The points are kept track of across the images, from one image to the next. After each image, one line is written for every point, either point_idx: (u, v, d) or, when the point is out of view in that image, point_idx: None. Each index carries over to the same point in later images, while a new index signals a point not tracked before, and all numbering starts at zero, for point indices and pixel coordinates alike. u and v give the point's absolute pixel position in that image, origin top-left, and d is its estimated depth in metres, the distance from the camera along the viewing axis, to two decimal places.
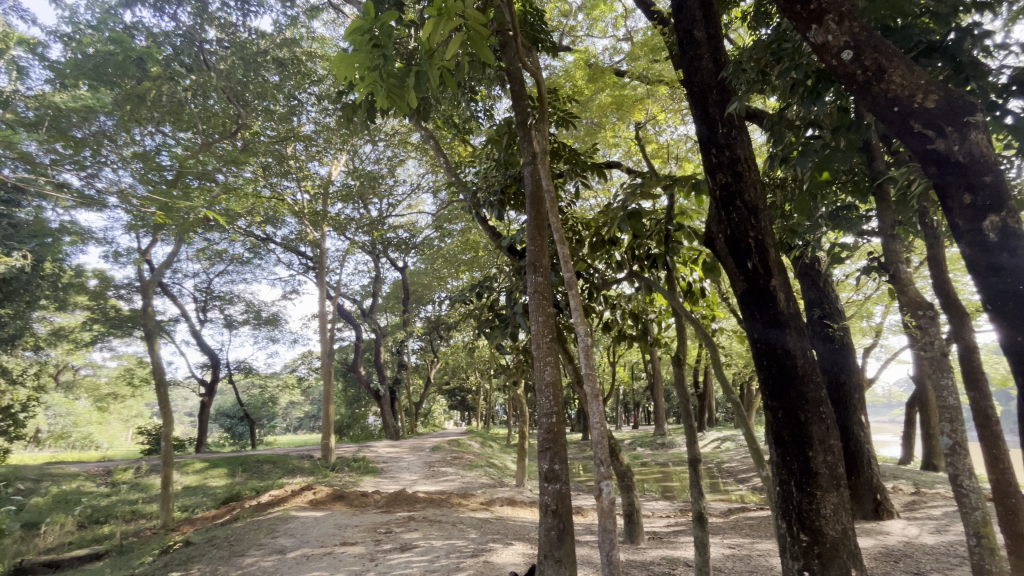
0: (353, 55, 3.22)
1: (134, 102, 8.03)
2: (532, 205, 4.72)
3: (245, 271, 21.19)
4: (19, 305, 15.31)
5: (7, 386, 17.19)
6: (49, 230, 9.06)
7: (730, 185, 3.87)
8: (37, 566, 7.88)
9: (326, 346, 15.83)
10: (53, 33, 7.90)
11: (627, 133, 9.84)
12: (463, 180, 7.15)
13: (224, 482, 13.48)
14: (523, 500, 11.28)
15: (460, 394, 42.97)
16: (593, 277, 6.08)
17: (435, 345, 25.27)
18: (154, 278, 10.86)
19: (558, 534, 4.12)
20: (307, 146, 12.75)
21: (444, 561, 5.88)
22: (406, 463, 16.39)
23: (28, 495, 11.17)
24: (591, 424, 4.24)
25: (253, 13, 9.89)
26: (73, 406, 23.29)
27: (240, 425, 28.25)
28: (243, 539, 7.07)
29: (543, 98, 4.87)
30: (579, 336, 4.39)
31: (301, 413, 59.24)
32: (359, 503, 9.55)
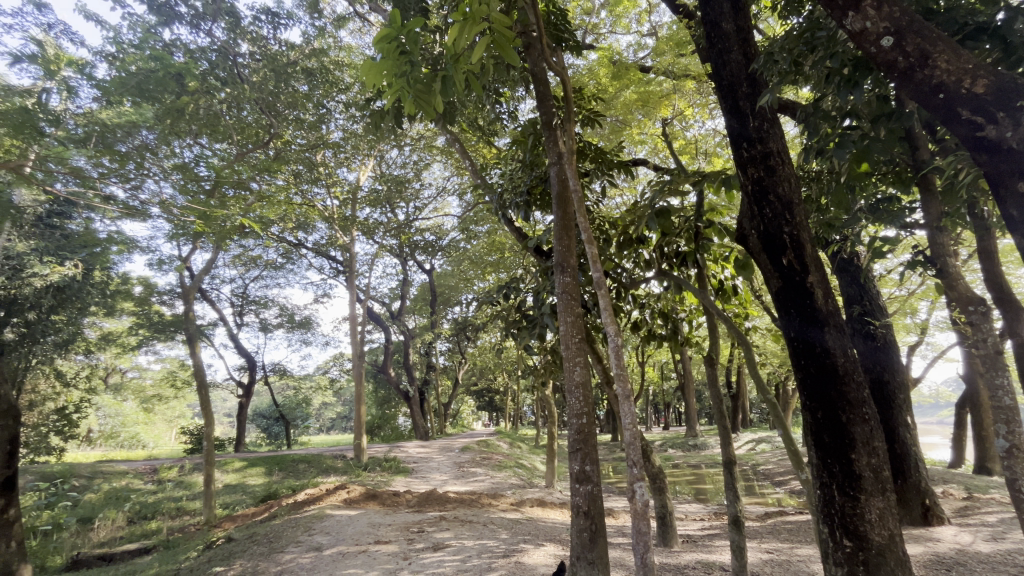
0: (382, 63, 3.27)
1: (173, 116, 8.34)
2: (559, 205, 4.70)
3: (278, 276, 21.90)
4: (72, 312, 16.22)
5: (61, 388, 18.22)
6: (99, 241, 9.57)
7: (763, 180, 3.77)
8: (92, 559, 8.20)
9: (357, 348, 16.18)
10: (99, 53, 8.33)
11: (653, 130, 9.72)
12: (488, 182, 7.18)
13: (262, 480, 13.94)
14: (552, 501, 11.24)
15: (488, 394, 43.21)
16: (621, 276, 6.04)
17: (463, 346, 25.50)
18: (194, 285, 11.33)
19: (590, 535, 4.08)
20: (336, 153, 13.08)
21: (475, 561, 5.92)
22: (436, 463, 16.56)
23: (82, 492, 11.81)
24: (623, 425, 4.19)
25: (283, 25, 10.22)
26: (121, 408, 24.47)
27: (276, 425, 29.17)
28: (282, 536, 7.29)
29: (569, 97, 4.85)
30: (608, 336, 4.34)
31: (333, 413, 60.76)
32: (391, 503, 9.72)
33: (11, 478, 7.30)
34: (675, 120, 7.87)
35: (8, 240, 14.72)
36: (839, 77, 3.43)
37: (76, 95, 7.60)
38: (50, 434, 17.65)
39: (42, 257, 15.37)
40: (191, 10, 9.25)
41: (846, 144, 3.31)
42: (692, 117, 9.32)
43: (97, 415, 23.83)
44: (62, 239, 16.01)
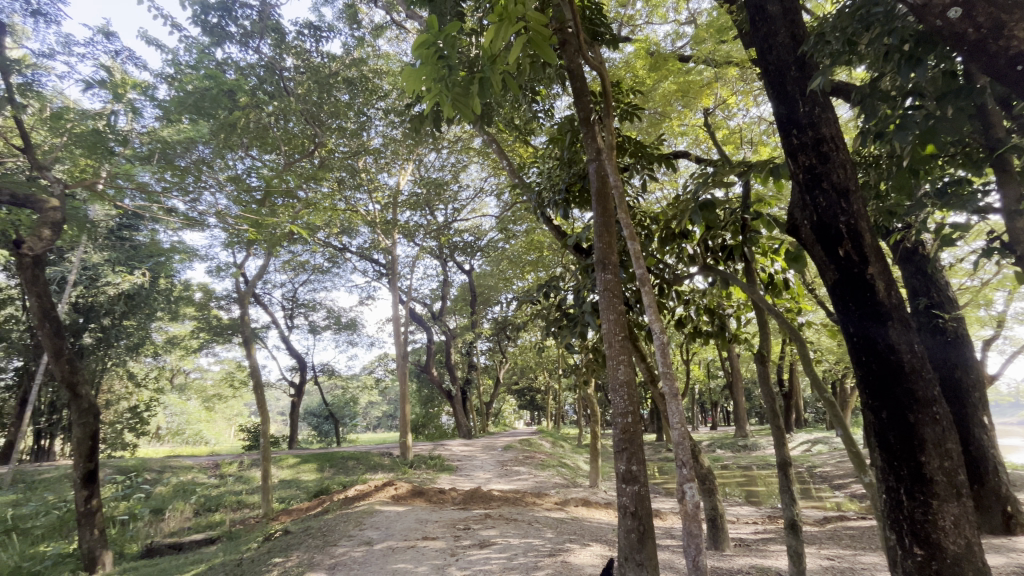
0: (421, 69, 3.33)
1: (227, 130, 8.75)
2: (598, 201, 4.63)
3: (325, 280, 22.76)
4: (141, 317, 17.47)
5: (133, 388, 19.64)
6: (163, 251, 10.26)
7: (815, 167, 3.58)
8: (164, 548, 8.76)
9: (401, 349, 16.58)
10: (160, 74, 8.91)
11: (694, 121, 9.45)
12: (526, 181, 7.15)
13: (314, 476, 14.53)
14: (597, 501, 11.12)
15: (529, 394, 43.29)
16: (663, 272, 5.92)
17: (503, 345, 25.60)
18: (249, 290, 11.94)
19: (638, 537, 4.00)
20: (376, 159, 13.40)
21: (522, 559, 5.95)
22: (480, 462, 16.71)
23: (154, 484, 12.68)
24: (671, 424, 4.09)
25: (325, 38, 10.58)
26: (186, 406, 26.12)
27: (326, 424, 30.30)
28: (335, 530, 7.55)
29: (607, 91, 4.77)
30: (653, 333, 4.25)
31: (379, 412, 62.74)
32: (437, 500, 9.93)
33: (94, 471, 7.92)
34: (716, 111, 7.65)
35: (85, 252, 16.04)
36: (898, 55, 3.21)
37: (140, 115, 8.14)
38: (124, 430, 19.09)
39: (114, 267, 16.69)
40: (241, 30, 9.74)
41: (907, 126, 3.09)
42: (734, 105, 9.01)
43: (165, 413, 25.53)
44: (130, 249, 17.30)
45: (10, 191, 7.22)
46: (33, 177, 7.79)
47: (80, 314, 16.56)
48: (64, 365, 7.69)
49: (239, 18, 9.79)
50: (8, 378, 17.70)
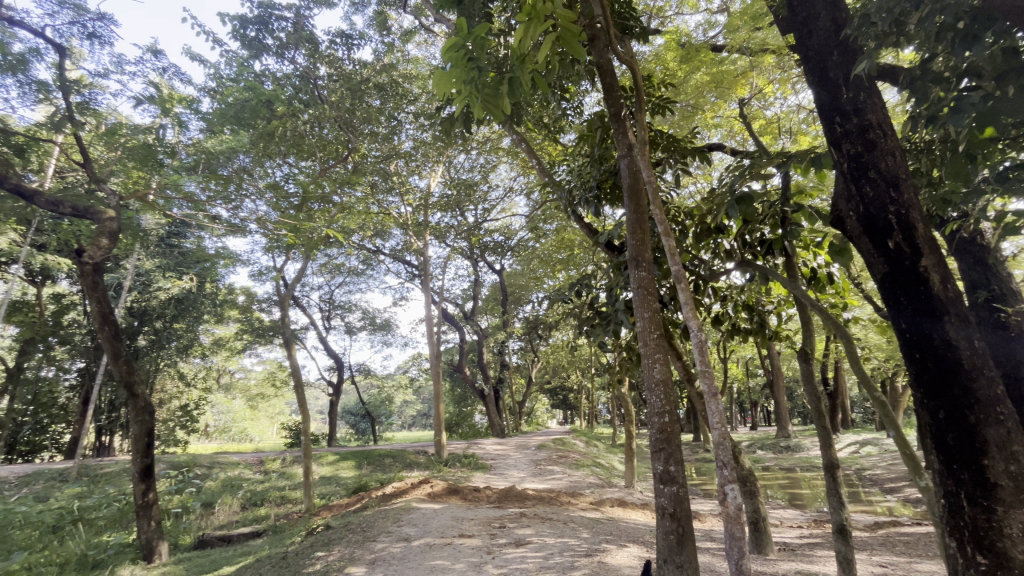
0: (451, 72, 3.36)
1: (266, 140, 9.13)
2: (631, 198, 4.55)
3: (360, 282, 23.35)
4: (190, 320, 18.41)
5: (184, 388, 20.70)
6: (209, 256, 10.78)
7: (861, 156, 3.42)
8: (215, 540, 9.17)
9: (434, 349, 16.81)
10: (203, 88, 9.35)
11: (729, 112, 9.22)
12: (556, 179, 7.12)
13: (353, 473, 14.92)
14: (633, 501, 10.96)
15: (561, 393, 43.16)
16: (699, 268, 5.80)
17: (535, 344, 25.60)
18: (289, 293, 12.36)
19: (677, 539, 3.91)
20: (407, 162, 13.66)
21: (558, 559, 5.92)
22: (513, 461, 16.75)
23: (204, 479, 13.32)
24: (710, 424, 4.00)
25: (356, 45, 10.85)
26: (232, 405, 27.33)
27: (363, 422, 31.09)
28: (373, 526, 7.71)
29: (638, 85, 4.70)
30: (690, 331, 4.16)
31: (414, 411, 64.04)
32: (472, 498, 10.03)
33: (150, 466, 8.37)
34: (752, 101, 7.43)
35: (138, 259, 16.98)
36: (951, 33, 3.04)
37: (185, 128, 8.72)
38: (176, 427, 20.13)
39: (165, 273, 17.61)
40: (277, 41, 10.10)
41: (963, 108, 2.91)
42: (771, 93, 8.72)
43: (213, 412, 26.81)
44: (179, 256, 18.23)
45: (72, 203, 7.73)
46: (91, 190, 8.30)
47: (135, 318, 17.56)
48: (122, 365, 8.16)
49: (275, 30, 10.15)
50: (72, 378, 18.97)
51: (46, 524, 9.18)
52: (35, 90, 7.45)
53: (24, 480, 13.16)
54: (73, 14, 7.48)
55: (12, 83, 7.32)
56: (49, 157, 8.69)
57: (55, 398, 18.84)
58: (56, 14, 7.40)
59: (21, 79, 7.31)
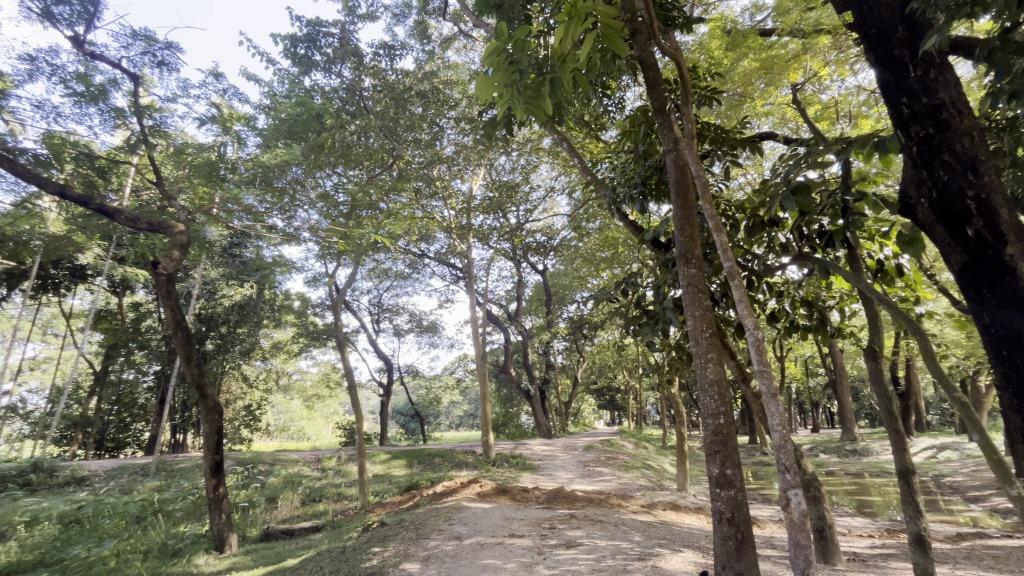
0: (493, 77, 3.41)
1: (316, 151, 9.59)
2: (678, 193, 4.42)
3: (407, 285, 23.95)
4: (251, 326, 19.52)
5: (247, 389, 21.99)
6: (268, 265, 11.41)
7: (932, 138, 3.16)
8: (279, 533, 9.67)
9: (479, 350, 16.97)
10: (259, 105, 9.92)
11: (781, 98, 8.83)
12: (599, 177, 7.04)
13: (404, 471, 15.30)
14: (687, 505, 10.65)
15: (608, 393, 42.55)
16: (753, 263, 5.59)
17: (580, 344, 25.36)
18: (340, 297, 12.87)
19: (736, 545, 3.75)
20: (450, 167, 13.89)
21: (610, 562, 5.84)
22: (562, 462, 16.71)
23: (267, 475, 14.08)
24: (770, 426, 3.84)
25: (399, 55, 11.16)
26: (291, 405, 28.77)
27: (412, 422, 31.83)
28: (426, 524, 7.88)
29: (683, 77, 4.56)
30: (745, 329, 4.02)
31: (461, 411, 65.22)
32: (522, 498, 10.07)
33: (219, 462, 8.94)
34: (805, 85, 7.10)
35: (205, 269, 18.14)
36: None
37: (244, 144, 9.39)
38: (240, 426, 21.41)
39: (228, 281, 18.72)
40: (325, 57, 10.54)
41: None
42: (826, 77, 8.28)
43: (274, 411, 28.36)
44: (240, 264, 19.35)
45: (147, 219, 8.36)
46: (164, 206, 8.97)
47: (203, 324, 18.79)
48: (194, 368, 8.77)
49: (323, 46, 10.59)
50: (149, 381, 20.52)
51: (130, 515, 9.95)
52: (113, 116, 8.15)
53: (112, 474, 14.38)
54: (144, 45, 8.12)
55: (95, 112, 8.04)
56: (127, 177, 9.47)
57: (136, 398, 20.47)
58: (130, 46, 8.06)
59: (102, 107, 8.01)
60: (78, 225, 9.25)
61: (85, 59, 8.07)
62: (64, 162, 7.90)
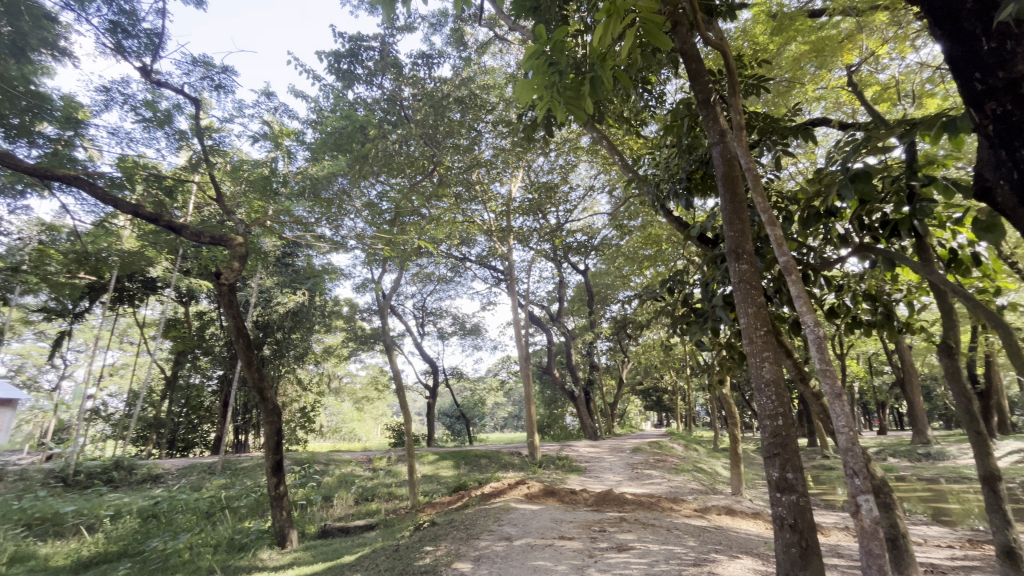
0: (533, 80, 3.44)
1: (360, 162, 9.96)
2: (725, 186, 4.28)
3: (449, 289, 24.35)
4: (303, 331, 20.41)
5: (302, 392, 23.00)
6: (318, 272, 11.92)
7: (1013, 116, 2.73)
8: (335, 531, 10.04)
9: (523, 352, 17.00)
10: (307, 120, 10.40)
11: (834, 81, 8.40)
12: (640, 174, 6.92)
13: (452, 472, 15.52)
14: (742, 510, 10.25)
15: (654, 394, 41.61)
16: (808, 256, 5.34)
17: (624, 344, 24.92)
18: (387, 302, 13.26)
19: (800, 552, 3.58)
20: (489, 170, 14.01)
21: (664, 567, 5.71)
22: (609, 464, 16.45)
23: (323, 475, 14.67)
24: (835, 428, 3.69)
25: (436, 63, 11.38)
26: (342, 407, 29.88)
27: (458, 423, 32.33)
28: (476, 524, 7.97)
29: (729, 66, 4.43)
30: (805, 327, 3.86)
31: (506, 412, 65.74)
32: (569, 500, 10.01)
33: (279, 461, 9.38)
34: (861, 65, 6.70)
35: (261, 279, 19.14)
36: None
37: (294, 158, 9.90)
38: (296, 427, 22.45)
39: (282, 289, 19.67)
40: (366, 70, 10.90)
41: None
42: (883, 55, 7.80)
43: (327, 413, 29.52)
44: (293, 273, 20.21)
45: (209, 233, 8.86)
46: (224, 221, 9.52)
47: (260, 330, 19.81)
48: (254, 372, 9.27)
49: (364, 60, 10.95)
50: (214, 385, 21.85)
51: (201, 510, 10.60)
52: (177, 139, 8.75)
53: (183, 472, 15.43)
54: (204, 71, 8.68)
55: (162, 135, 8.66)
56: (190, 195, 10.16)
57: (202, 401, 21.87)
58: (191, 73, 8.63)
59: (167, 131, 8.62)
60: (149, 241, 9.99)
61: (152, 87, 8.71)
62: (136, 183, 8.59)
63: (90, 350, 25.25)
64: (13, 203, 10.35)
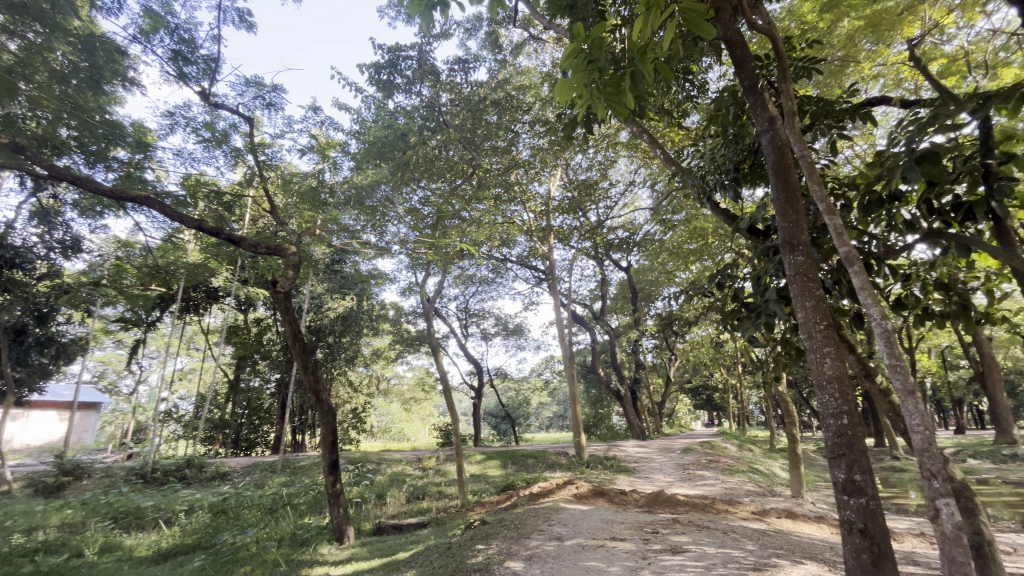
0: (573, 79, 3.42)
1: (402, 168, 10.24)
2: (777, 175, 4.10)
3: (491, 290, 24.55)
4: (352, 335, 21.15)
5: (353, 394, 23.83)
6: (365, 278, 12.34)
7: None
8: (389, 528, 10.35)
9: (566, 351, 16.92)
10: (351, 131, 10.79)
11: (893, 57, 7.90)
12: (684, 166, 6.74)
13: (500, 471, 15.66)
14: (804, 513, 9.76)
15: (704, 393, 40.36)
16: (871, 246, 5.05)
17: (671, 342, 24.30)
18: (431, 305, 13.55)
19: (872, 559, 3.39)
20: (527, 170, 14.02)
21: (722, 571, 5.54)
22: (659, 464, 16.10)
23: (375, 473, 15.13)
24: (908, 427, 3.47)
25: (472, 68, 11.52)
26: (391, 407, 30.76)
27: (503, 423, 32.54)
28: (526, 524, 7.99)
29: (778, 48, 4.24)
30: (870, 321, 3.65)
31: (551, 412, 65.66)
32: (620, 501, 9.87)
33: (334, 461, 9.76)
34: (925, 37, 6.26)
35: (313, 285, 19.98)
36: None
37: (340, 168, 10.31)
38: (349, 428, 23.34)
39: (332, 295, 20.49)
40: (405, 79, 11.17)
41: None
42: (949, 25, 7.25)
43: (377, 413, 30.50)
44: (342, 279, 20.95)
45: (265, 244, 9.32)
46: (278, 232, 10.03)
47: (313, 335, 20.63)
48: (309, 374, 9.70)
49: (403, 69, 11.23)
50: (272, 387, 23.03)
51: (265, 506, 11.20)
52: (233, 156, 9.29)
53: (247, 470, 16.35)
54: (256, 90, 9.16)
55: (220, 154, 9.22)
56: (247, 208, 10.77)
57: (262, 403, 23.07)
58: (244, 93, 9.13)
59: (225, 149, 9.17)
60: (211, 253, 10.67)
61: (211, 109, 9.28)
62: (198, 200, 9.20)
63: (162, 356, 27.19)
64: (94, 223, 11.31)
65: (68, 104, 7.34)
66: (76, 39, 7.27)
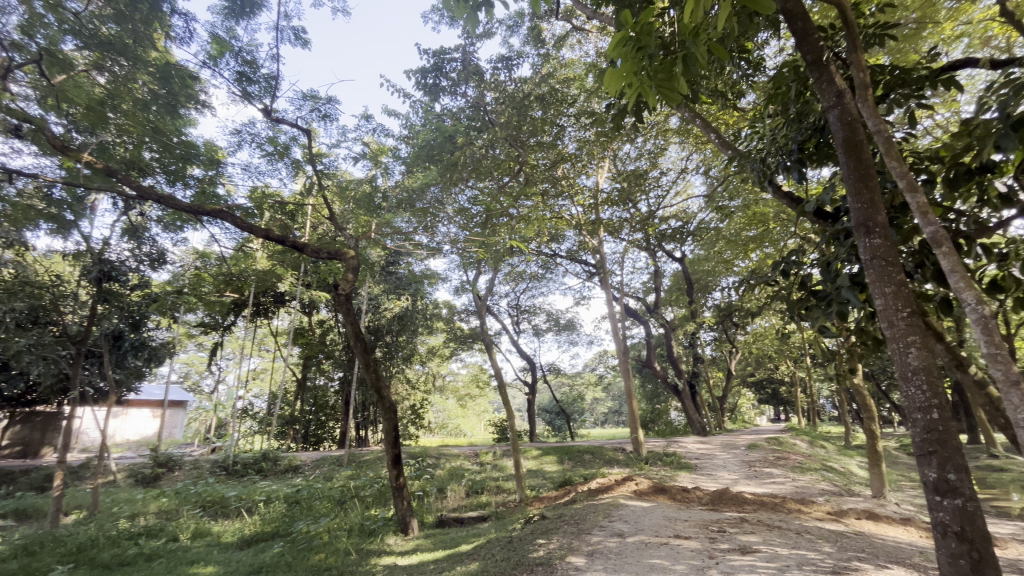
0: (621, 68, 3.34)
1: (450, 169, 10.43)
2: (849, 153, 3.83)
3: (542, 286, 24.52)
4: (409, 334, 21.92)
5: (411, 391, 24.57)
6: (419, 278, 12.70)
7: None
8: (450, 521, 10.64)
9: (621, 346, 16.57)
10: (400, 136, 11.12)
11: (979, 13, 7.17)
12: (741, 149, 6.42)
13: (556, 467, 15.68)
14: (888, 515, 9.05)
15: (769, 387, 38.32)
16: (959, 224, 4.63)
17: (731, 334, 23.24)
18: (483, 302, 13.70)
19: (971, 564, 3.10)
20: (573, 164, 13.84)
21: (796, 573, 5.27)
22: (722, 461, 15.48)
23: (434, 468, 15.55)
24: (1011, 422, 3.14)
25: (516, 64, 11.52)
26: (448, 404, 31.46)
27: (558, 419, 32.47)
28: (586, 519, 7.96)
29: (845, 16, 3.94)
30: (964, 306, 3.34)
31: (607, 407, 64.86)
32: (682, 498, 9.60)
33: (397, 455, 10.17)
34: None
35: (370, 287, 20.77)
36: None
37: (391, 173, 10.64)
38: (408, 423, 24.14)
39: (388, 296, 21.20)
40: (451, 80, 11.35)
41: None
42: None
43: (434, 409, 31.29)
44: (396, 280, 21.58)
45: (325, 249, 9.76)
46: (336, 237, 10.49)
47: (372, 334, 21.44)
48: (370, 372, 10.18)
49: (448, 72, 11.43)
50: (336, 385, 24.22)
51: (334, 498, 11.80)
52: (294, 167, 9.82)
53: (317, 463, 17.30)
54: (312, 104, 9.63)
55: (282, 166, 9.77)
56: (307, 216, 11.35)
57: (327, 400, 24.30)
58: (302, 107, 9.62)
59: (286, 161, 9.73)
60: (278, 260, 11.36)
61: (273, 124, 9.86)
62: (264, 210, 9.81)
63: (238, 358, 29.26)
64: (176, 237, 12.32)
65: (149, 129, 8.02)
66: (155, 69, 7.80)
